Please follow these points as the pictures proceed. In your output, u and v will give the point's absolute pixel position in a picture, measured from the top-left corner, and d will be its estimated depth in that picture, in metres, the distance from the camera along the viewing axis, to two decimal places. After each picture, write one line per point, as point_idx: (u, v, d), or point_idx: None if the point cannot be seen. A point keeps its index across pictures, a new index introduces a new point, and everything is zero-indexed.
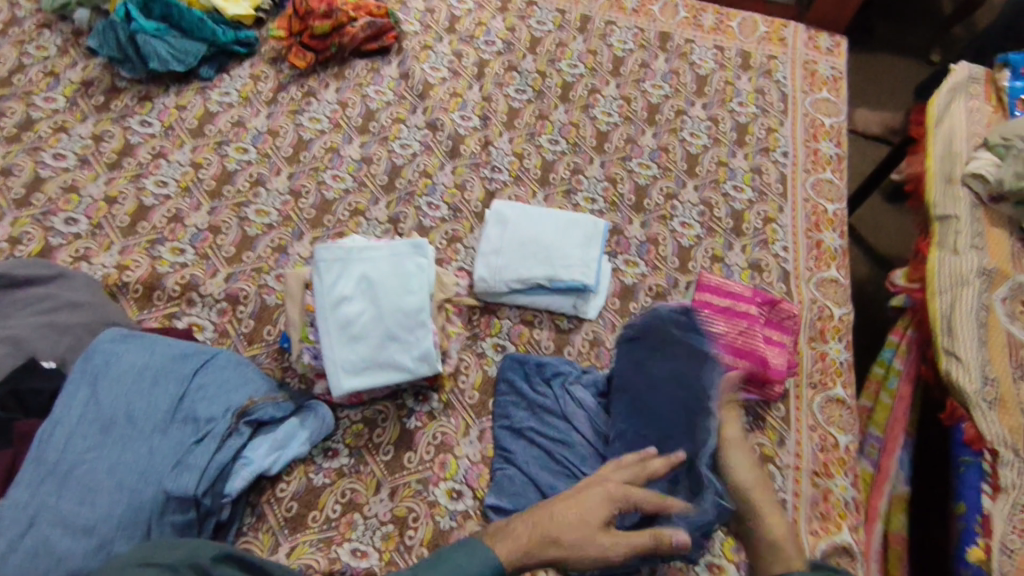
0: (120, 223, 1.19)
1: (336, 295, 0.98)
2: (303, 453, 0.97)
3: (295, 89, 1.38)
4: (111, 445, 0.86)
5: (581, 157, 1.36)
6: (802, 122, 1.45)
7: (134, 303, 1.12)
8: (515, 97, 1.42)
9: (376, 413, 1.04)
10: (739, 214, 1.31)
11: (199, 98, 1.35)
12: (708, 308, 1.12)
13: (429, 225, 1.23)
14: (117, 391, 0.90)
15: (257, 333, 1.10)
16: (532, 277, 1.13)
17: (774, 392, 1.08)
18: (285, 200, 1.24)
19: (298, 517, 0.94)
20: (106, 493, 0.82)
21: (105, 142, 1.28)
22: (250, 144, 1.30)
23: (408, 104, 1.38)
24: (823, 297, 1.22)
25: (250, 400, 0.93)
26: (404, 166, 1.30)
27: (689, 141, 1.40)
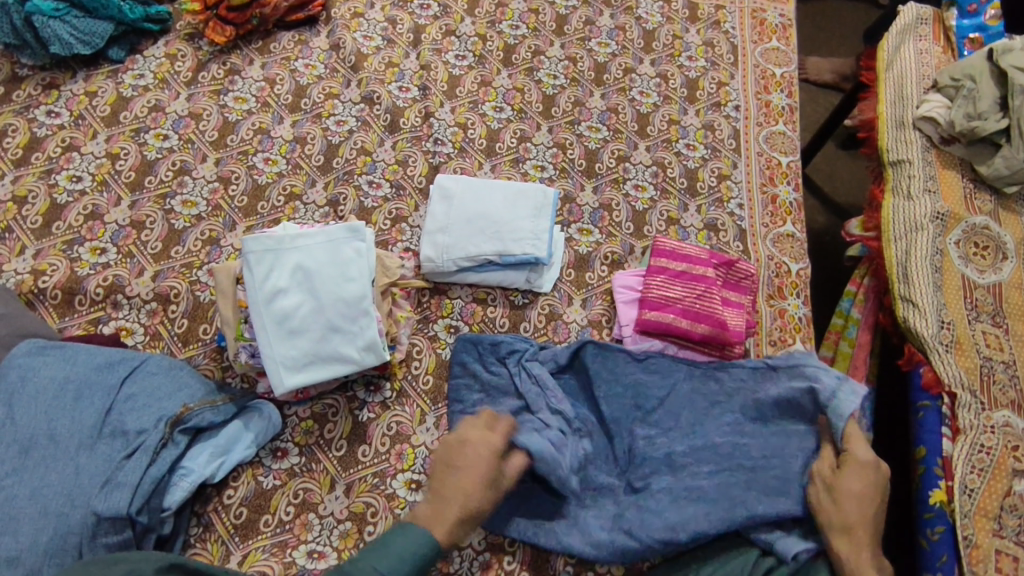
0: (32, 224, 1.10)
1: (270, 288, 0.90)
2: (248, 457, 0.92)
3: (216, 68, 1.29)
4: (31, 468, 0.79)
5: (528, 124, 1.30)
6: (752, 74, 1.41)
7: (54, 310, 1.04)
8: (455, 64, 1.35)
9: (326, 408, 0.99)
10: (692, 173, 1.27)
11: (111, 83, 1.24)
12: (663, 274, 1.08)
13: (371, 205, 1.17)
14: (35, 409, 0.83)
15: (192, 332, 1.03)
16: (481, 253, 1.07)
17: (735, 354, 1.05)
18: (214, 189, 1.16)
19: (248, 524, 0.89)
20: (29, 520, 0.76)
21: (8, 136, 1.17)
22: (170, 129, 1.21)
23: (342, 77, 1.30)
24: (779, 253, 1.20)
25: (185, 406, 0.87)
26: (340, 144, 1.23)
27: (639, 100, 1.35)
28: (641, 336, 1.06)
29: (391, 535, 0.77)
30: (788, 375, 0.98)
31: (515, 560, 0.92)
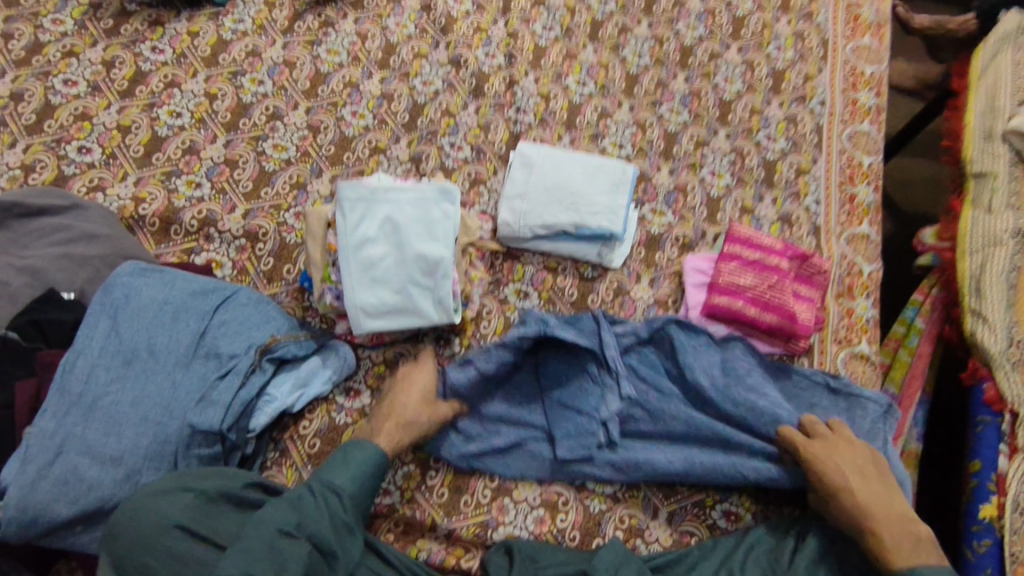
0: (135, 153, 1.15)
1: (359, 237, 0.94)
2: (325, 393, 0.97)
3: (311, 18, 1.32)
4: (134, 377, 0.85)
5: (610, 101, 1.30)
6: (842, 70, 1.38)
7: (152, 236, 1.10)
8: (542, 35, 1.35)
9: (397, 355, 1.02)
10: (771, 165, 1.27)
11: (212, 24, 1.29)
12: (736, 261, 1.09)
13: (452, 165, 1.20)
14: (138, 324, 0.89)
15: (277, 271, 1.08)
16: (558, 223, 1.09)
17: (800, 347, 1.06)
18: (303, 136, 1.20)
19: (320, 454, 0.94)
20: (132, 425, 0.82)
21: (116, 68, 1.23)
22: (265, 75, 1.25)
23: (431, 38, 1.32)
24: (853, 253, 1.19)
25: (273, 337, 0.92)
26: (426, 104, 1.25)
27: (723, 87, 1.34)
28: (706, 320, 1.08)
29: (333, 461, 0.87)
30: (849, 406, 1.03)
31: (568, 519, 0.95)
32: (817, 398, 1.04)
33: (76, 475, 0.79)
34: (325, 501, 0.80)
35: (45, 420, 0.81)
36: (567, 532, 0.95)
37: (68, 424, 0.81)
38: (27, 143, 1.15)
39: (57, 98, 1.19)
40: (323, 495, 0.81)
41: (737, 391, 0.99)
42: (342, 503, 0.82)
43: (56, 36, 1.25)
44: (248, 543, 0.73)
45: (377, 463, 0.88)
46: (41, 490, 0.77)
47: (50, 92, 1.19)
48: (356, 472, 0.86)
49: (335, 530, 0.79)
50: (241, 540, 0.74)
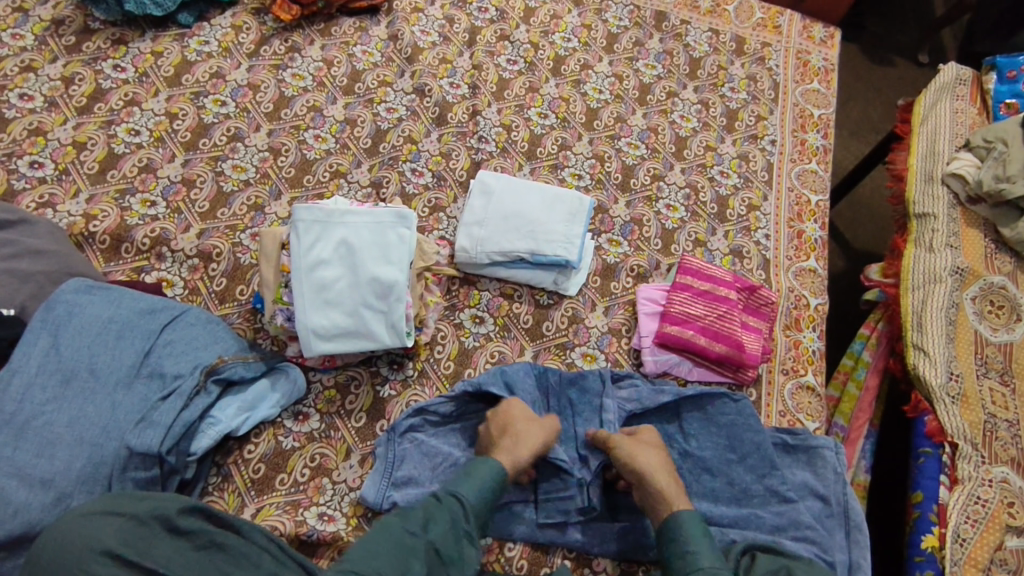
0: (89, 169, 1.14)
1: (313, 258, 0.93)
2: (272, 416, 0.95)
3: (278, 43, 1.33)
4: (72, 397, 0.83)
5: (570, 133, 1.34)
6: (791, 112, 1.44)
7: (101, 254, 1.08)
8: (506, 68, 1.39)
9: (349, 379, 1.02)
10: (723, 200, 1.31)
11: (177, 45, 1.29)
12: (687, 292, 1.11)
13: (412, 191, 1.21)
14: (79, 343, 0.86)
15: (229, 292, 1.07)
16: (515, 250, 1.11)
17: (747, 377, 1.09)
18: (264, 157, 1.20)
19: (265, 480, 0.92)
20: (65, 446, 0.80)
21: (75, 85, 1.22)
22: (228, 97, 1.25)
23: (396, 67, 1.34)
24: (800, 286, 1.23)
25: (220, 358, 0.91)
26: (389, 130, 1.27)
27: (679, 124, 1.39)
28: (658, 349, 1.09)
29: (472, 467, 0.90)
30: (803, 449, 1.05)
31: (516, 549, 0.94)
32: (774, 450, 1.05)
33: (1, 497, 0.75)
34: (450, 507, 0.85)
35: None
36: (515, 561, 0.94)
37: None
38: None
39: (11, 112, 1.17)
40: (445, 499, 0.86)
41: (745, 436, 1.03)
42: (463, 512, 0.85)
43: (15, 50, 1.24)
44: (379, 538, 0.79)
45: (499, 478, 0.89)
46: None
47: (4, 105, 1.18)
48: (481, 485, 0.88)
49: (457, 537, 0.83)
50: (373, 537, 0.79)
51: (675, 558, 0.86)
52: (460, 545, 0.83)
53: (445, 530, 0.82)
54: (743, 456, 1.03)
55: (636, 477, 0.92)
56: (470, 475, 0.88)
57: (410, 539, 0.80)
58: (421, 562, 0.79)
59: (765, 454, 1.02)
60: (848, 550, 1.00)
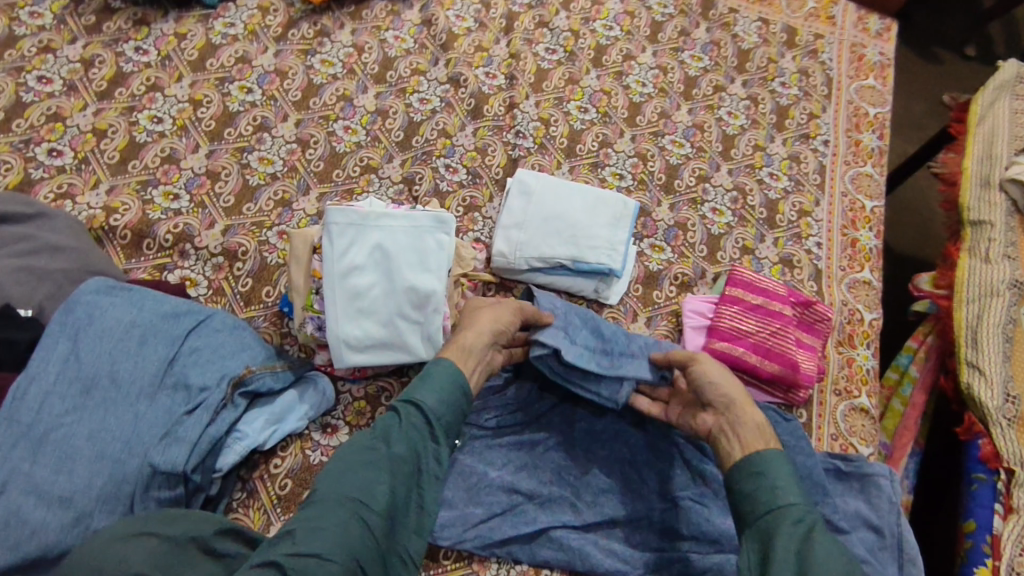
0: (109, 159, 1.09)
1: (346, 265, 0.88)
2: (301, 428, 0.90)
3: (306, 27, 1.26)
4: (93, 409, 0.78)
5: (611, 129, 1.27)
6: (846, 110, 1.36)
7: (122, 250, 1.03)
8: (545, 57, 1.32)
9: (380, 390, 0.97)
10: (773, 204, 1.24)
11: (201, 27, 1.23)
12: (737, 305, 1.05)
13: (446, 189, 1.15)
14: (100, 350, 0.82)
15: (255, 293, 1.01)
16: (555, 256, 1.05)
17: (799, 398, 1.03)
18: (291, 149, 1.14)
19: (292, 496, 0.88)
20: (85, 463, 0.75)
21: (95, 68, 1.16)
22: (254, 83, 1.19)
23: (430, 55, 1.27)
24: (854, 299, 1.16)
25: (247, 368, 0.86)
26: (422, 123, 1.20)
27: (727, 121, 1.31)
28: None
29: (428, 368, 0.83)
30: (856, 476, 1.00)
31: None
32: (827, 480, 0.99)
33: (19, 517, 0.71)
34: (408, 418, 0.79)
35: None
36: None
37: (14, 458, 0.74)
38: None
39: (29, 96, 1.12)
40: (406, 411, 0.80)
41: (797, 460, 0.97)
42: (424, 421, 0.79)
43: (33, 30, 1.18)
44: (342, 463, 0.74)
45: (460, 378, 0.83)
46: None
47: (22, 89, 1.12)
48: (440, 387, 0.81)
49: (416, 450, 0.78)
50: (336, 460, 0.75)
51: (757, 491, 0.75)
52: (430, 456, 0.79)
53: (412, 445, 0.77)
54: (793, 482, 0.97)
55: (729, 401, 0.85)
56: (427, 378, 0.81)
57: (373, 456, 0.75)
58: (384, 478, 0.73)
59: (817, 484, 0.96)
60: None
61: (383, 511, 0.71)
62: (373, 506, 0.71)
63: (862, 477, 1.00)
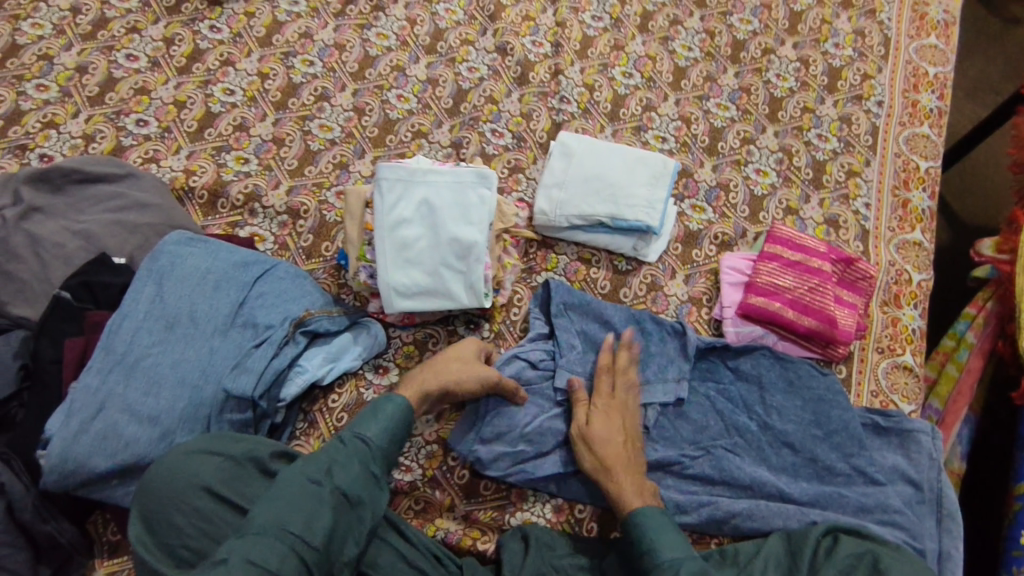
0: (188, 127, 1.20)
1: (395, 217, 0.95)
2: (354, 367, 0.99)
3: (363, 2, 1.33)
4: (175, 342, 0.89)
5: (655, 94, 1.28)
6: (903, 70, 1.32)
7: (199, 208, 1.14)
8: (591, 25, 1.34)
9: (427, 336, 1.04)
10: (820, 165, 1.22)
11: (268, 6, 1.32)
12: (776, 262, 1.06)
13: (492, 152, 1.20)
14: (181, 291, 0.92)
15: (316, 248, 1.10)
16: (595, 214, 1.08)
17: (837, 354, 1.03)
18: (348, 117, 1.22)
19: (347, 428, 0.96)
20: (169, 387, 0.86)
21: (175, 45, 1.27)
22: (316, 57, 1.27)
23: (479, 25, 1.32)
24: (902, 260, 1.14)
25: (307, 311, 0.94)
26: (470, 90, 1.26)
27: (775, 84, 1.30)
28: (741, 320, 1.05)
29: (377, 404, 0.86)
30: (895, 433, 1.00)
31: (586, 511, 0.95)
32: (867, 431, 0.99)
33: (116, 430, 0.83)
34: (354, 449, 0.80)
35: (91, 377, 0.85)
36: (584, 523, 0.95)
37: (111, 381, 0.85)
38: (89, 114, 1.20)
39: (119, 72, 1.24)
40: (349, 442, 0.80)
41: (832, 412, 0.99)
42: (371, 453, 0.80)
43: (121, 12, 1.31)
44: (280, 493, 0.73)
45: (406, 411, 0.86)
46: (82, 443, 0.81)
47: (113, 65, 1.25)
48: (388, 424, 0.83)
49: (364, 481, 0.78)
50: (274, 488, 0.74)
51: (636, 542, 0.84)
52: (373, 489, 0.79)
53: (359, 475, 0.78)
54: (829, 433, 0.98)
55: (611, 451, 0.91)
56: (377, 413, 0.84)
57: (317, 488, 0.74)
58: (329, 511, 0.73)
59: (854, 436, 0.97)
60: (938, 538, 0.95)
61: (321, 546, 0.71)
62: (314, 542, 0.71)
63: (900, 430, 0.99)
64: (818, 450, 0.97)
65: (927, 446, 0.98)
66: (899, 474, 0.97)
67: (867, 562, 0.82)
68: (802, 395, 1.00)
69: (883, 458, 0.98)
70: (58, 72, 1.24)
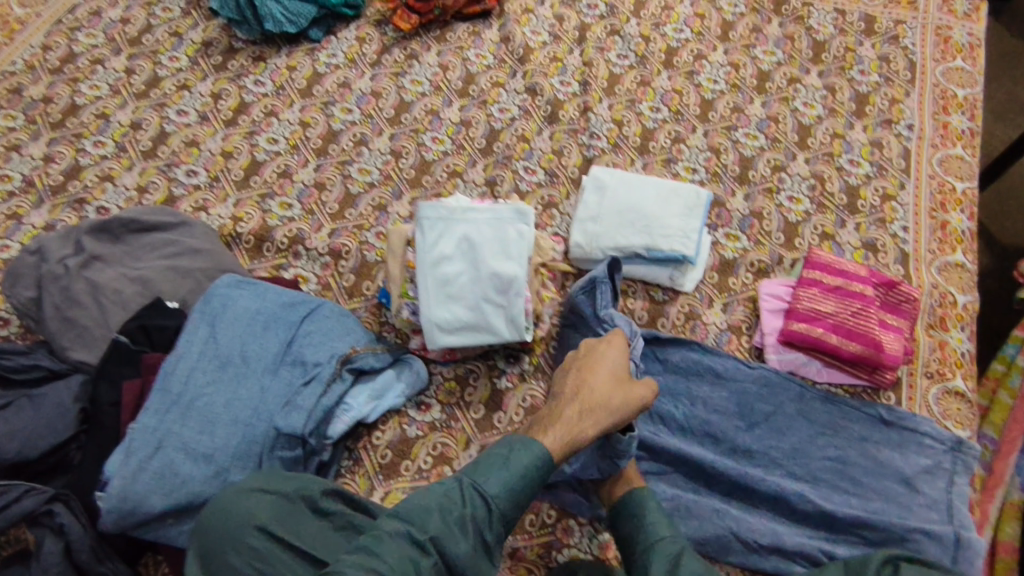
0: (235, 176, 1.25)
1: (437, 254, 0.97)
2: (398, 404, 1.00)
3: (398, 52, 1.39)
4: (228, 381, 0.91)
5: (684, 126, 1.31)
6: (931, 93, 1.32)
7: (246, 252, 1.18)
8: (617, 63, 1.38)
9: (468, 372, 1.05)
10: (854, 190, 1.22)
11: (308, 59, 1.39)
12: (816, 287, 1.06)
13: (525, 189, 1.23)
14: (234, 331, 0.95)
15: (357, 287, 1.13)
16: (630, 245, 1.10)
17: (886, 380, 1.01)
18: (386, 160, 1.26)
19: (392, 465, 0.98)
20: (223, 426, 0.88)
21: (222, 100, 1.34)
22: (354, 105, 1.33)
23: (508, 68, 1.37)
24: (945, 282, 1.12)
25: (353, 348, 0.97)
26: (502, 130, 1.30)
27: (803, 112, 1.31)
28: (783, 347, 1.05)
29: (512, 454, 0.78)
30: (915, 447, 0.99)
31: None
32: (869, 431, 1.00)
33: (173, 469, 0.85)
34: (472, 507, 0.74)
35: (149, 417, 0.88)
36: None
37: (168, 421, 0.88)
38: (143, 167, 1.27)
39: (170, 127, 1.31)
40: (471, 499, 0.74)
41: (853, 431, 1.00)
42: (488, 515, 0.74)
43: (172, 71, 1.39)
44: (379, 545, 0.69)
45: (542, 469, 0.78)
46: (140, 482, 0.83)
47: (165, 121, 1.32)
48: (517, 482, 0.77)
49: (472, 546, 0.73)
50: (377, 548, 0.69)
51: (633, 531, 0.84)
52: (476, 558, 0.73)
53: (469, 546, 0.72)
54: (851, 452, 0.98)
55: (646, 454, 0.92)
56: (508, 466, 0.77)
57: (421, 554, 0.70)
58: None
59: (854, 440, 0.99)
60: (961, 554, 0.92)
61: None
62: None
63: (919, 444, 0.99)
64: (815, 453, 0.98)
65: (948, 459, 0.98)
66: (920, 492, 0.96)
67: None
68: (822, 414, 1.01)
69: (905, 473, 0.97)
70: (114, 129, 1.32)
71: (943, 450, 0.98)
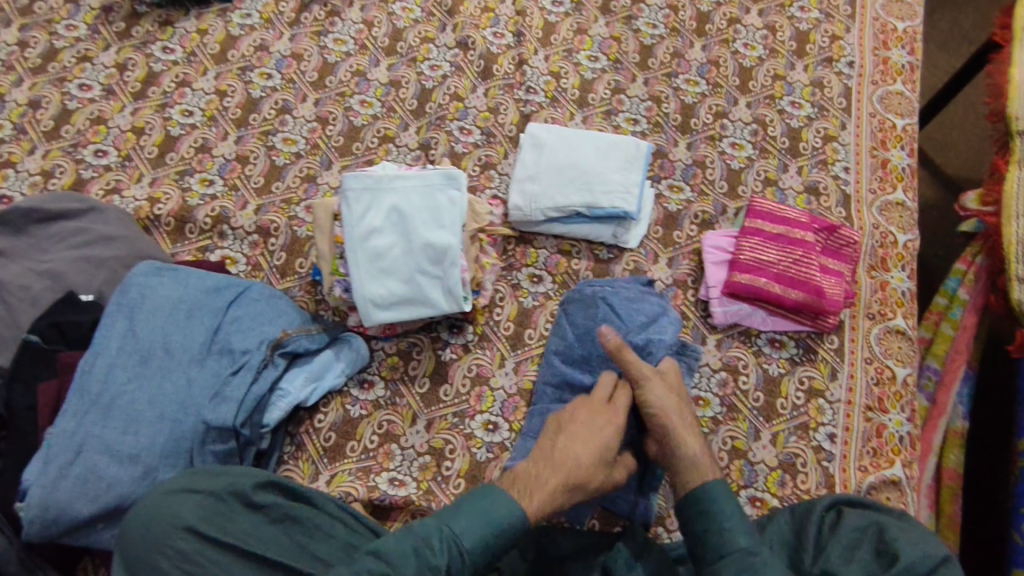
0: (149, 154, 1.17)
1: (365, 227, 0.93)
2: (339, 385, 0.97)
3: (317, 9, 1.30)
4: (150, 377, 0.87)
5: (623, 75, 1.25)
6: (872, 27, 1.28)
7: (167, 236, 1.11)
8: (552, 10, 1.31)
9: (410, 345, 1.02)
10: (796, 133, 1.19)
11: (220, 21, 1.29)
12: (757, 237, 1.04)
13: (461, 151, 1.18)
14: (153, 323, 0.89)
15: (290, 265, 1.08)
16: (570, 205, 1.06)
17: (828, 324, 1.01)
18: (312, 128, 1.19)
19: (336, 447, 0.95)
20: (148, 423, 0.84)
21: (129, 70, 1.24)
22: (274, 69, 1.24)
23: (437, 22, 1.29)
24: (886, 222, 1.12)
25: (284, 332, 0.92)
26: (434, 89, 1.23)
27: (743, 54, 1.27)
28: (727, 299, 1.04)
29: (491, 501, 0.78)
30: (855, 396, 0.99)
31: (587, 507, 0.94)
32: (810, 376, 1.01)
33: (96, 473, 0.81)
34: (446, 557, 0.74)
35: (66, 420, 0.83)
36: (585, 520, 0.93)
37: (87, 423, 0.83)
38: (46, 149, 1.17)
39: (73, 104, 1.21)
40: (444, 543, 0.75)
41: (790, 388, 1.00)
42: (463, 563, 0.75)
43: (71, 42, 1.27)
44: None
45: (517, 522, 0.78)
46: (62, 489, 0.80)
47: (66, 97, 1.22)
48: (491, 528, 0.77)
49: None
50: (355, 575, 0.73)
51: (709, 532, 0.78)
52: None
53: None
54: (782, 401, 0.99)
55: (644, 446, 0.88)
56: (484, 516, 0.76)
57: None
58: None
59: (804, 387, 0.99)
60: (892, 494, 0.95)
61: None
62: None
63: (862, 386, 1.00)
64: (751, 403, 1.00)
65: (891, 397, 1.00)
66: (868, 436, 0.97)
67: (871, 536, 0.80)
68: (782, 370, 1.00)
69: (850, 417, 0.98)
70: (11, 109, 1.21)
71: (876, 389, 1.00)
